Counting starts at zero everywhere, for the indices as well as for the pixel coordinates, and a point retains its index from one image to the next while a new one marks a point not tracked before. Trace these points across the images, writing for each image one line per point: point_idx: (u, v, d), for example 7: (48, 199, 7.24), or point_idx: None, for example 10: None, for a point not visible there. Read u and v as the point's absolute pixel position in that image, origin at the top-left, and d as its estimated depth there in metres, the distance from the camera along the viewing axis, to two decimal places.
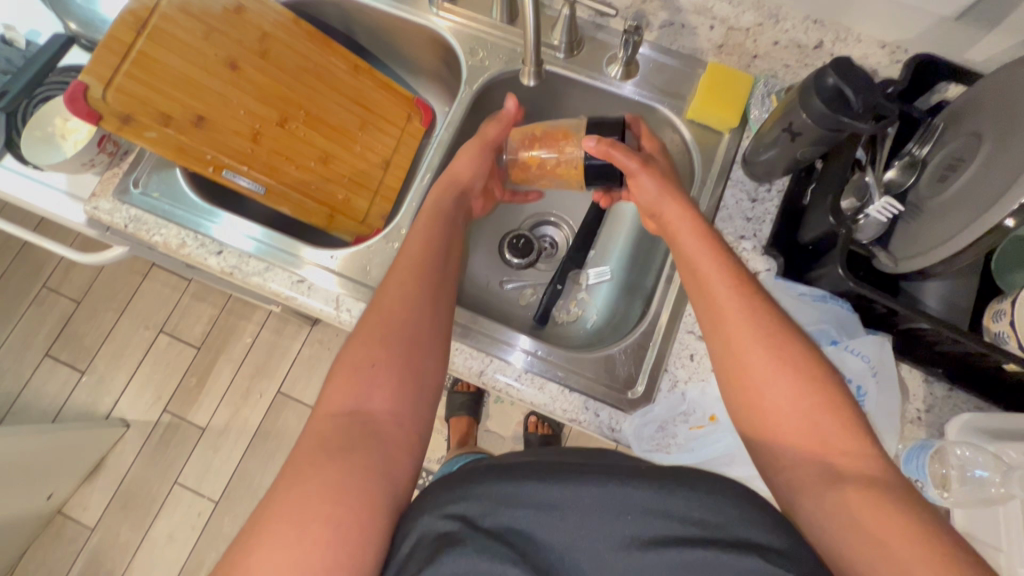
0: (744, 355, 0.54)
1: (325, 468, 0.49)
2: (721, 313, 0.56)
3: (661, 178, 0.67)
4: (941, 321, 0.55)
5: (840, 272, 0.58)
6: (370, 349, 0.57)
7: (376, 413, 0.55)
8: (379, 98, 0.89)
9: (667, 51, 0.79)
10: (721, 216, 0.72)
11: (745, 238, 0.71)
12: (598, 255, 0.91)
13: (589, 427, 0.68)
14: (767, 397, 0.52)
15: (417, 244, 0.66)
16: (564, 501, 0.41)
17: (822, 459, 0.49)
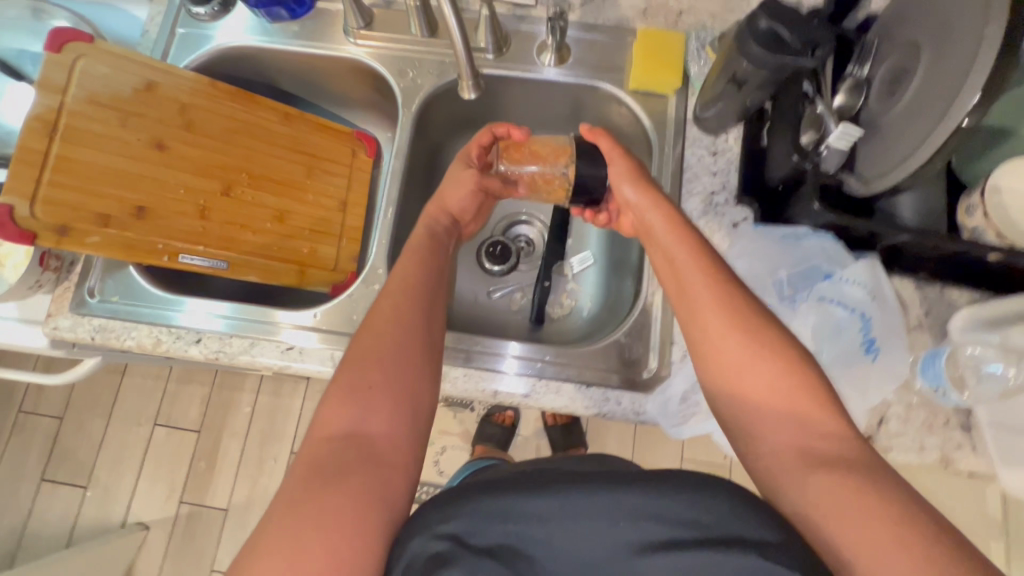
0: (716, 342, 0.54)
1: (321, 497, 0.48)
2: (693, 295, 0.57)
3: (634, 167, 0.67)
4: (920, 229, 0.57)
5: (818, 206, 0.59)
6: (361, 370, 0.56)
7: (372, 437, 0.53)
8: (319, 141, 0.86)
9: (593, 27, 0.78)
10: (687, 177, 0.72)
11: (716, 193, 0.71)
12: (576, 243, 0.91)
13: (614, 417, 0.68)
14: (749, 378, 0.52)
15: (410, 257, 0.65)
16: (557, 514, 0.40)
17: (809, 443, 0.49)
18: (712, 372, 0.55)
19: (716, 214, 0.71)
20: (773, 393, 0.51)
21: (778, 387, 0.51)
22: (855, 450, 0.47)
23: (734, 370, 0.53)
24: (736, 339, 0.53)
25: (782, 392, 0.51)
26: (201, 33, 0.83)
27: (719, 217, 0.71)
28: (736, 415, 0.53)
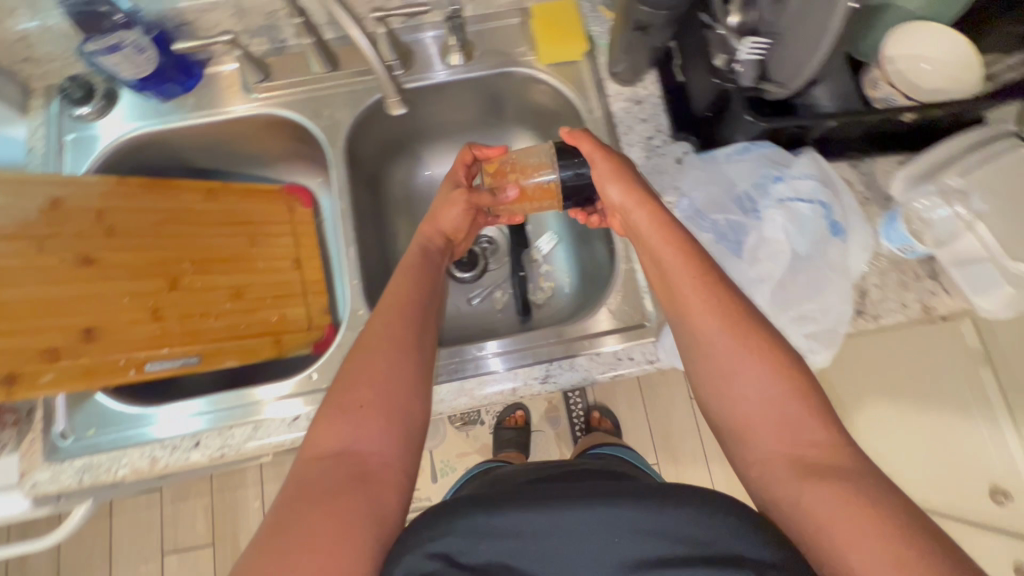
0: (712, 344, 0.56)
1: (312, 518, 0.47)
2: (682, 292, 0.58)
3: (617, 163, 0.66)
4: (843, 113, 0.61)
5: (750, 118, 0.63)
6: (349, 389, 0.55)
7: (364, 456, 0.53)
8: (251, 207, 0.83)
9: (487, 17, 0.79)
10: (622, 131, 0.75)
11: (652, 137, 0.75)
12: (535, 227, 0.92)
13: (630, 373, 0.70)
14: (740, 384, 0.54)
15: (399, 276, 0.65)
16: (557, 543, 0.41)
17: (798, 450, 0.49)
18: (707, 372, 0.56)
19: (660, 157, 0.74)
20: (763, 398, 0.52)
21: (769, 393, 0.52)
22: (842, 458, 0.47)
23: (727, 373, 0.55)
24: (728, 344, 0.55)
25: (773, 395, 0.52)
26: (91, 133, 0.78)
27: (663, 159, 0.74)
28: (731, 419, 0.54)
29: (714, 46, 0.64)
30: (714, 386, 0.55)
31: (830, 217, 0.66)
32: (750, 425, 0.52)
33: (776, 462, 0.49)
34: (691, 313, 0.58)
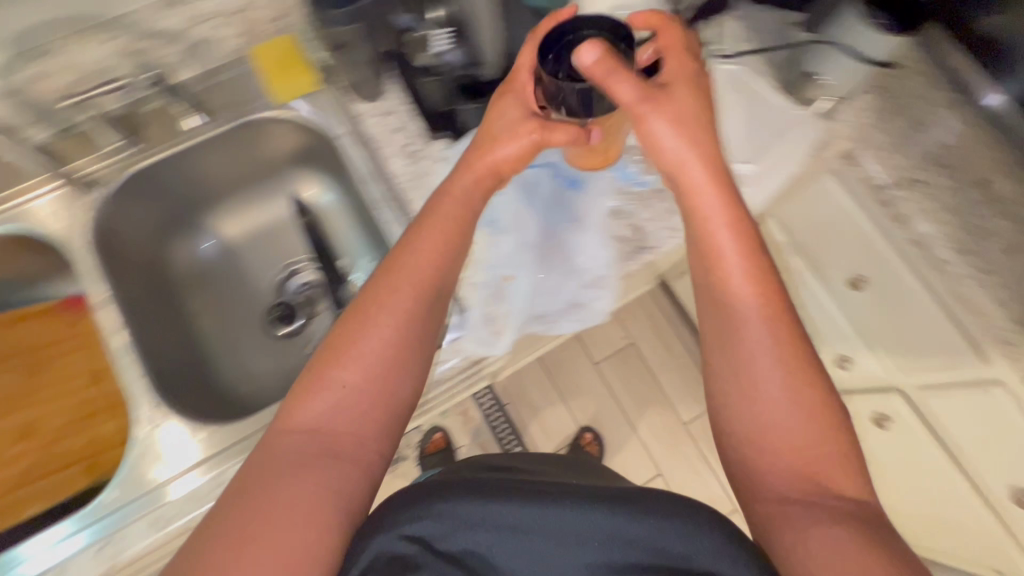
0: (760, 379, 0.52)
1: (278, 489, 0.47)
2: (727, 261, 0.56)
3: (693, 106, 0.56)
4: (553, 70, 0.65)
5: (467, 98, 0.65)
6: (337, 367, 0.53)
7: (336, 434, 0.51)
8: (27, 334, 0.79)
9: (209, 74, 0.81)
10: (378, 147, 0.75)
11: (410, 143, 0.75)
12: (347, 258, 0.88)
13: (445, 370, 0.70)
14: (771, 415, 0.52)
15: (425, 238, 0.58)
16: (532, 528, 0.43)
17: (811, 495, 0.49)
18: (734, 342, 0.55)
19: (424, 161, 0.74)
20: (787, 428, 0.51)
21: (804, 417, 0.51)
22: (852, 493, 0.49)
23: (757, 359, 0.53)
24: (774, 353, 0.53)
25: (805, 412, 0.51)
26: None
27: (427, 160, 0.74)
28: (748, 429, 0.53)
29: (417, 49, 0.72)
30: (741, 393, 0.53)
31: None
32: (795, 446, 0.50)
33: (785, 468, 0.50)
34: (746, 322, 0.54)
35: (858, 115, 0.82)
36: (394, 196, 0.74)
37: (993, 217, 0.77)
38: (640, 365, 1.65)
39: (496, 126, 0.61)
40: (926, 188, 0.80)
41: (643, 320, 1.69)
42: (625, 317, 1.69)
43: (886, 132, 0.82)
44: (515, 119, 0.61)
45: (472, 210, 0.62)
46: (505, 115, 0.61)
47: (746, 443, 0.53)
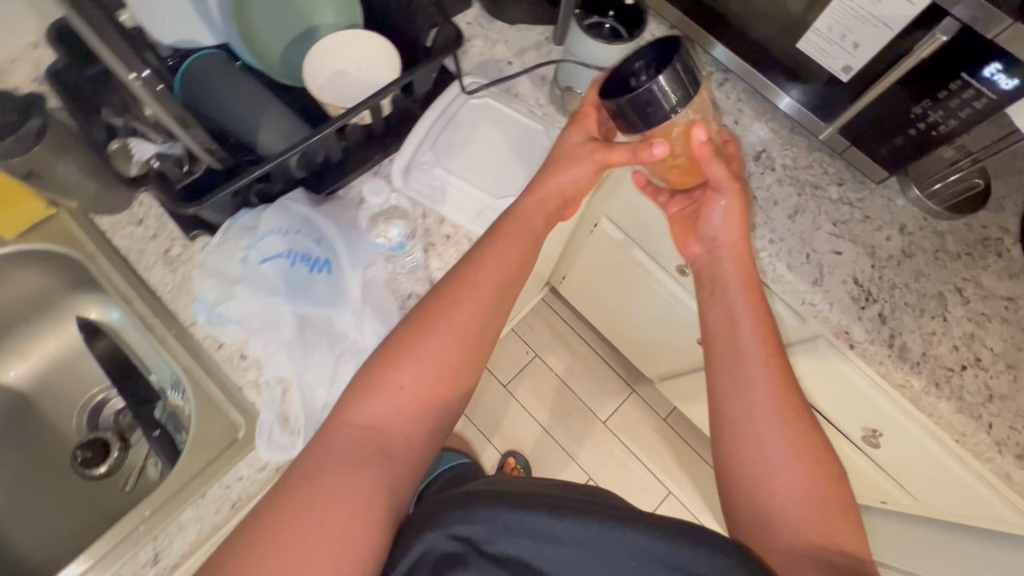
0: (755, 418, 0.58)
1: (331, 479, 0.50)
2: (750, 369, 0.60)
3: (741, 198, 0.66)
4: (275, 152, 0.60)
5: (183, 208, 0.59)
6: (394, 368, 0.56)
7: (388, 434, 0.55)
8: None
9: None
10: (136, 259, 0.68)
11: (170, 248, 0.69)
12: (156, 375, 0.80)
13: (247, 495, 0.61)
14: (780, 478, 0.56)
15: (488, 259, 0.61)
16: (587, 550, 0.44)
17: (818, 543, 0.53)
18: (740, 299, 0.64)
19: (187, 263, 0.68)
20: (795, 492, 0.55)
21: (797, 438, 0.57)
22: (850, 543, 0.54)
23: (749, 333, 0.62)
24: (759, 347, 0.61)
25: (794, 427, 0.58)
26: None
27: (190, 261, 0.68)
28: (751, 462, 0.57)
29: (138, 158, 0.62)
30: (735, 432, 0.59)
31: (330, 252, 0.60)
32: (748, 426, 0.59)
33: (783, 474, 0.56)
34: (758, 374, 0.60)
35: None
36: (161, 308, 0.67)
37: (776, 183, 0.82)
38: (548, 375, 1.64)
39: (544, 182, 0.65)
40: None
41: (542, 329, 1.68)
42: (525, 331, 1.68)
43: None
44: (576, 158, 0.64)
45: (535, 229, 0.65)
46: (575, 140, 0.65)
47: (736, 420, 0.59)
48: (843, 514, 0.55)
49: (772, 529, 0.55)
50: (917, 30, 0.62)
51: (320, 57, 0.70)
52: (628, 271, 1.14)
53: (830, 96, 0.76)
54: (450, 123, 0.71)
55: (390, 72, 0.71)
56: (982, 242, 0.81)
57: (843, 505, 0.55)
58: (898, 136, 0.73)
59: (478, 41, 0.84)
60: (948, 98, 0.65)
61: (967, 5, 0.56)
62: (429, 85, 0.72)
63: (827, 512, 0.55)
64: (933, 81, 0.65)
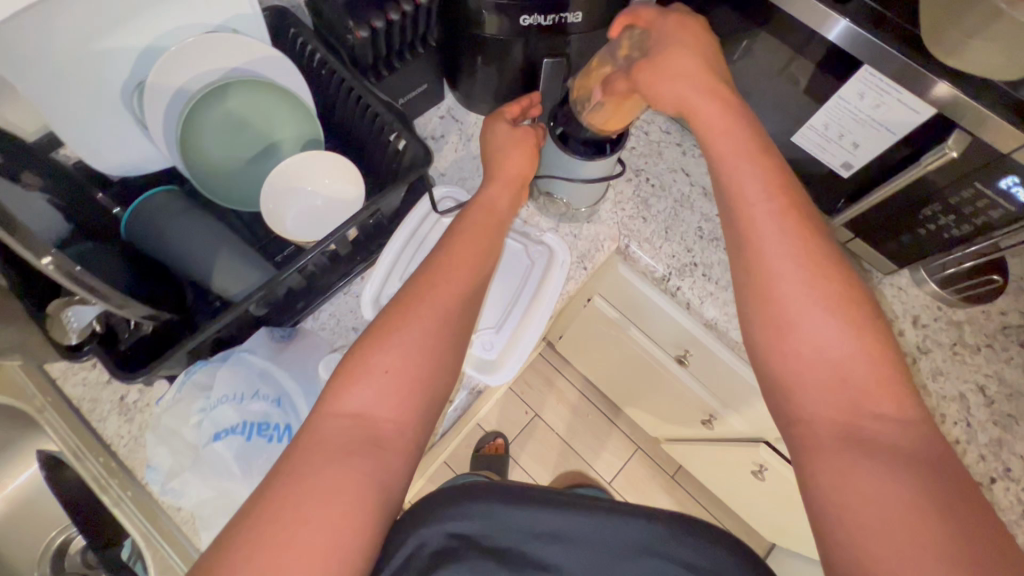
0: (802, 348, 0.48)
1: (319, 469, 0.44)
2: (773, 266, 0.50)
3: (766, 166, 0.52)
4: (234, 307, 0.55)
5: (133, 379, 0.53)
6: (380, 350, 0.49)
7: (379, 421, 0.48)
8: None
9: None
10: (89, 411, 0.63)
11: (126, 395, 0.63)
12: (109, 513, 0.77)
13: None
14: (824, 361, 0.47)
15: (459, 244, 0.58)
16: (580, 535, 0.46)
17: (884, 460, 0.43)
18: (753, 193, 0.51)
19: (145, 413, 0.63)
20: (846, 414, 0.46)
21: (839, 327, 0.47)
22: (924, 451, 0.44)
23: (769, 246, 0.50)
24: (800, 278, 0.49)
25: (831, 315, 0.48)
26: None
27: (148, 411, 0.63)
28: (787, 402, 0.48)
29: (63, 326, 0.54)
30: (771, 338, 0.49)
31: (290, 416, 0.55)
32: (773, 327, 0.49)
33: (810, 377, 0.47)
34: (787, 277, 0.49)
35: (616, 211, 0.78)
36: (118, 467, 0.61)
37: None
38: (549, 435, 1.57)
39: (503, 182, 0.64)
40: (706, 271, 0.76)
41: (540, 385, 1.60)
42: (522, 388, 1.59)
43: (652, 219, 0.78)
44: (512, 142, 0.65)
45: (500, 213, 0.63)
46: (499, 132, 0.65)
47: (758, 330, 0.50)
48: (891, 392, 0.46)
49: (818, 451, 0.46)
50: (922, 137, 0.57)
51: (272, 199, 0.64)
52: (628, 346, 1.05)
53: (828, 191, 0.71)
54: (420, 247, 0.68)
55: (355, 185, 0.66)
56: (1003, 330, 0.75)
57: (891, 383, 0.46)
58: (906, 235, 0.67)
59: (452, 138, 0.80)
60: (961, 205, 0.60)
61: (977, 119, 0.51)
62: (398, 202, 0.67)
63: (862, 400, 0.46)
64: (942, 188, 0.60)
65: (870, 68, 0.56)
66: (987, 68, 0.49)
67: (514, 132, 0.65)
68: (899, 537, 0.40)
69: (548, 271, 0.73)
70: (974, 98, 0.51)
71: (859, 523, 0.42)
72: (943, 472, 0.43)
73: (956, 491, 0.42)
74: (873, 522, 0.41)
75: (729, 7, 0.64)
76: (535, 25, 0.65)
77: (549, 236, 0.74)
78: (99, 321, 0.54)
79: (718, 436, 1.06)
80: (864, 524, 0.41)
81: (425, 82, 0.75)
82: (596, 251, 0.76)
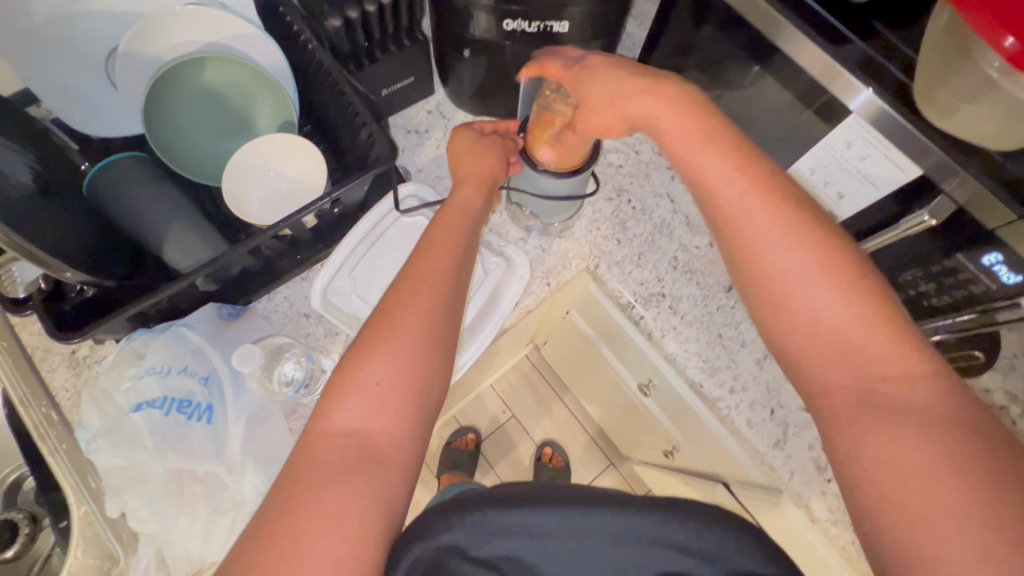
0: (818, 313, 0.46)
1: (316, 496, 0.43)
2: (763, 244, 0.48)
3: (751, 186, 0.49)
4: (173, 281, 0.55)
5: (67, 340, 0.54)
6: (368, 363, 0.47)
7: (375, 437, 0.47)
8: None
9: None
10: (39, 358, 0.64)
11: (77, 349, 0.64)
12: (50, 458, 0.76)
13: None
14: (844, 333, 0.45)
15: (433, 241, 0.55)
16: (579, 543, 0.44)
17: (918, 423, 0.41)
18: (743, 201, 0.49)
19: (91, 368, 0.64)
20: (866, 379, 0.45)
21: (842, 299, 0.45)
22: (947, 409, 0.42)
23: (766, 241, 0.47)
24: (803, 245, 0.47)
25: (835, 293, 0.45)
26: None
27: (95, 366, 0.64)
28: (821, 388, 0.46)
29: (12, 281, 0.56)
30: (775, 310, 0.48)
31: (213, 395, 0.57)
32: (776, 301, 0.47)
33: (816, 348, 0.46)
34: (792, 243, 0.47)
35: (591, 229, 0.75)
36: (59, 418, 0.63)
37: (746, 324, 0.72)
38: (523, 438, 1.50)
39: (474, 180, 0.61)
40: (673, 302, 0.73)
41: (522, 387, 1.51)
42: (502, 386, 1.50)
43: (627, 242, 0.75)
44: (481, 152, 0.63)
45: (468, 195, 0.60)
46: (467, 141, 0.64)
47: (764, 315, 0.49)
48: (899, 350, 0.44)
49: (842, 426, 0.44)
50: (909, 195, 0.53)
51: (236, 185, 0.64)
52: (601, 362, 1.01)
53: None
54: (376, 243, 0.68)
55: (317, 169, 0.65)
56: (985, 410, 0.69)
57: (902, 341, 0.44)
58: None
59: (436, 134, 0.78)
60: (942, 273, 0.56)
61: (961, 184, 0.47)
62: (362, 194, 0.66)
63: (871, 364, 0.45)
64: (927, 253, 0.56)
65: (857, 117, 0.51)
66: (975, 134, 0.46)
67: (479, 140, 0.64)
68: (927, 502, 0.39)
69: (505, 283, 0.72)
70: (962, 165, 0.47)
71: (886, 497, 0.40)
72: (971, 422, 0.41)
73: (988, 440, 0.40)
74: (899, 492, 0.40)
75: (726, 35, 0.60)
76: (521, 30, 0.62)
77: (509, 247, 0.73)
78: (46, 279, 0.56)
79: (679, 466, 1.03)
80: (892, 498, 0.40)
81: (412, 76, 0.73)
82: (563, 269, 0.74)
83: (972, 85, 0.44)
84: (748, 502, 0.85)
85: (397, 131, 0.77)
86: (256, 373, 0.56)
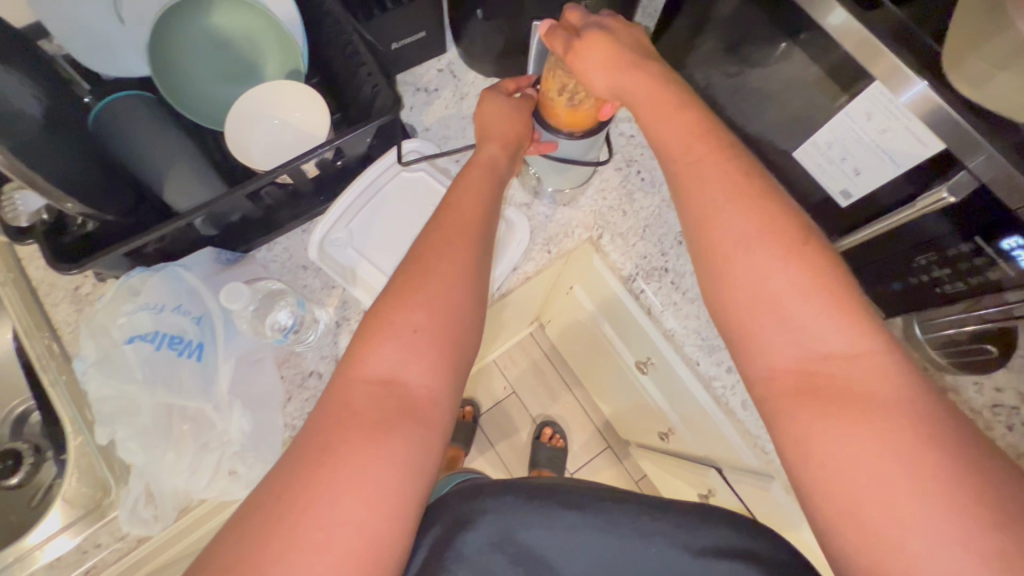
0: (767, 283, 0.44)
1: (351, 451, 0.41)
2: (716, 207, 0.47)
3: (728, 175, 0.47)
4: (173, 217, 0.55)
5: (61, 269, 0.54)
6: (402, 312, 0.46)
7: (411, 388, 0.45)
8: None
9: None
10: (42, 290, 0.65)
11: (79, 285, 0.65)
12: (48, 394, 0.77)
13: (109, 560, 0.59)
14: (797, 303, 0.43)
15: (464, 196, 0.54)
16: (599, 534, 0.44)
17: (886, 421, 0.39)
18: (719, 199, 0.47)
19: (91, 303, 0.65)
20: (823, 354, 0.42)
21: (809, 285, 0.43)
22: (913, 402, 0.39)
23: (743, 247, 0.45)
24: (751, 218, 0.46)
25: (810, 284, 0.43)
26: None
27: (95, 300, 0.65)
28: (797, 397, 0.42)
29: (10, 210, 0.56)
30: (720, 267, 0.46)
31: (205, 335, 0.59)
32: (764, 309, 0.44)
33: (763, 327, 0.44)
34: (739, 206, 0.46)
35: (598, 198, 0.73)
36: (59, 351, 0.65)
37: None
38: (522, 417, 1.48)
39: (493, 140, 0.58)
40: (674, 279, 0.71)
41: (524, 364, 1.49)
42: (505, 362, 1.49)
43: (633, 214, 0.73)
44: (506, 115, 0.59)
45: (492, 154, 0.58)
46: (493, 106, 0.59)
47: (735, 334, 0.46)
48: (853, 320, 0.42)
49: (789, 431, 0.42)
50: (922, 174, 0.51)
51: (240, 130, 0.63)
52: (600, 340, 0.98)
53: (826, 218, 0.65)
54: (375, 197, 0.67)
55: (321, 116, 0.64)
56: (992, 408, 0.66)
57: (852, 319, 0.42)
58: (898, 280, 0.61)
59: (445, 93, 0.76)
60: (959, 259, 0.54)
61: (984, 161, 0.45)
62: (365, 148, 0.65)
63: (821, 346, 0.42)
64: (942, 237, 0.54)
65: (879, 86, 0.49)
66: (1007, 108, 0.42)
67: (510, 102, 0.60)
68: (892, 518, 0.36)
69: (504, 245, 0.71)
70: (988, 140, 0.44)
71: (846, 507, 0.38)
72: (936, 408, 0.39)
73: (961, 433, 0.38)
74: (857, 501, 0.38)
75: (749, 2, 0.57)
76: None
77: (511, 209, 0.72)
78: (50, 211, 0.56)
79: (673, 450, 1.02)
80: (855, 508, 0.38)
81: (424, 30, 0.71)
82: (565, 237, 0.73)
83: (1003, 50, 0.42)
84: (740, 489, 0.84)
85: (407, 88, 0.76)
86: (246, 312, 0.57)
